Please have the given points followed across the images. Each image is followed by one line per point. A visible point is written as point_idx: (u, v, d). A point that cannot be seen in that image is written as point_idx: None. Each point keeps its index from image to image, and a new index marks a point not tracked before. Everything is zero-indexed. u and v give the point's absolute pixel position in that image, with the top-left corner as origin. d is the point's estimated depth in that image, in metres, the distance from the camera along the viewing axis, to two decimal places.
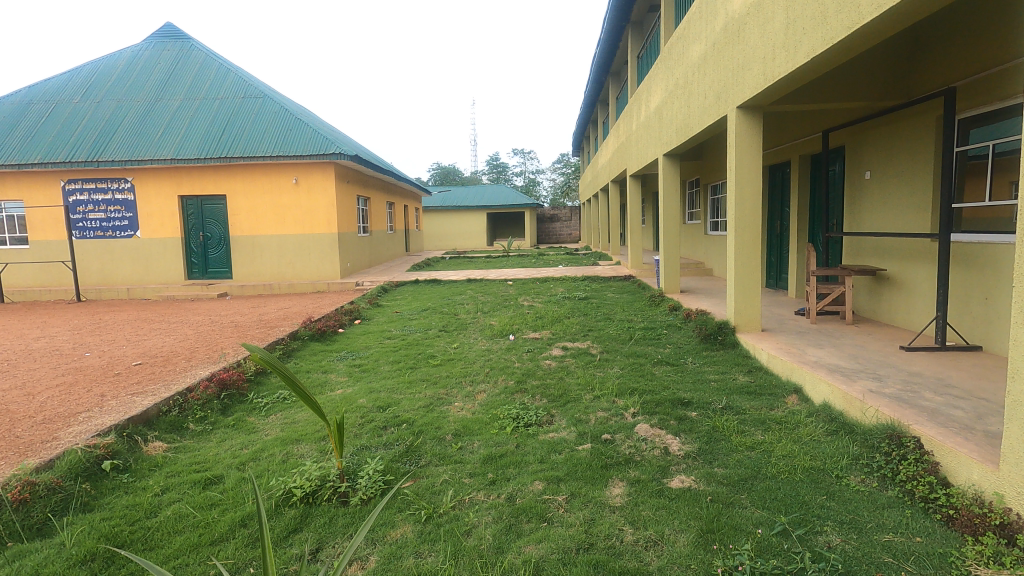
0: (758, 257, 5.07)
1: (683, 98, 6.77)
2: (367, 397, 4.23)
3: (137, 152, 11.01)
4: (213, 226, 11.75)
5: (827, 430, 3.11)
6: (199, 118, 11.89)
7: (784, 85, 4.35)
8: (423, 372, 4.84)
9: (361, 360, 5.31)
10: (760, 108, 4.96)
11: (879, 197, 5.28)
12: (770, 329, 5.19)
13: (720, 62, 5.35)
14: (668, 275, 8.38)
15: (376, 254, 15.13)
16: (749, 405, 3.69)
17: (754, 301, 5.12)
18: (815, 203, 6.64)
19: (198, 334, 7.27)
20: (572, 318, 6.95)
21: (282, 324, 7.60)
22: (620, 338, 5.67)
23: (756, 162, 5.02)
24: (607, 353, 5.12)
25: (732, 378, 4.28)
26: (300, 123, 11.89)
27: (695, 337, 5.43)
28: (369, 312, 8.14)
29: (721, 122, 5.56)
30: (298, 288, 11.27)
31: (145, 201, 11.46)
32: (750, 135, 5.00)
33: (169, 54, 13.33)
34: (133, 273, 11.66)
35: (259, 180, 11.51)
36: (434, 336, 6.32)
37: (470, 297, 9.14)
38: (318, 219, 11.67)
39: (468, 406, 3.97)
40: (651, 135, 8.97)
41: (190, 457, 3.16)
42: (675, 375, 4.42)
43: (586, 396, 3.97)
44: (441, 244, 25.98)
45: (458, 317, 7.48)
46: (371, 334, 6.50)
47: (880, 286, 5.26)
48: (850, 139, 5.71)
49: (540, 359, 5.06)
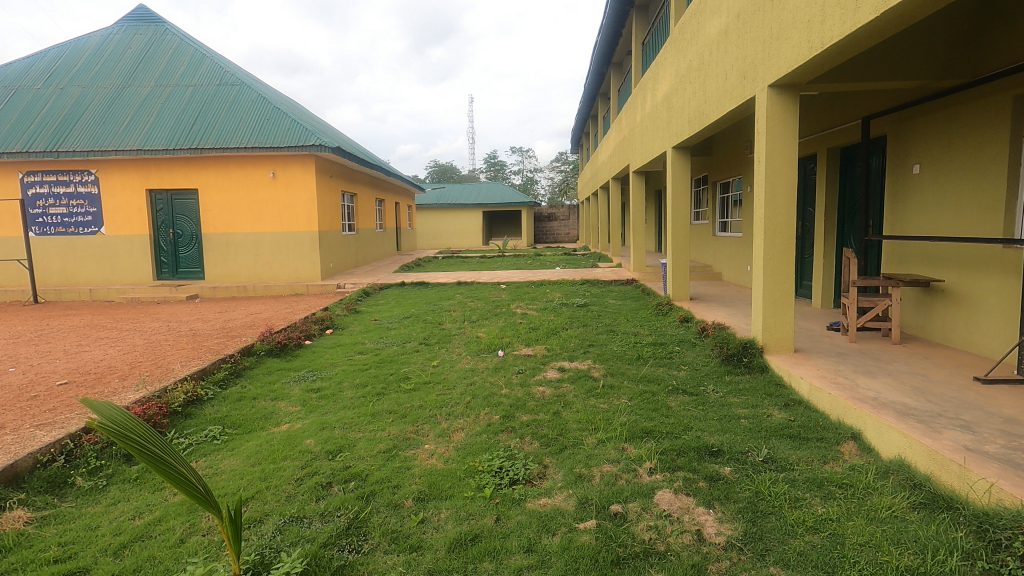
0: (790, 265, 4.29)
1: (698, 83, 5.98)
2: (317, 436, 3.43)
3: (100, 142, 10.16)
4: (184, 223, 10.92)
5: (912, 503, 2.33)
6: (170, 105, 11.04)
7: (833, 55, 3.57)
8: (392, 401, 4.03)
9: (321, 384, 4.49)
10: (796, 87, 4.16)
11: (930, 196, 4.52)
12: (803, 349, 4.39)
13: (746, 35, 4.57)
14: (677, 280, 7.55)
15: (363, 253, 14.33)
16: (795, 455, 2.90)
17: (786, 318, 4.32)
18: (845, 203, 5.88)
19: (148, 344, 6.44)
20: (571, 330, 6.15)
21: (244, 334, 6.77)
22: (625, 357, 4.88)
23: (790, 151, 4.22)
24: (612, 377, 4.33)
25: (766, 416, 3.49)
26: (278, 112, 11.07)
27: (714, 358, 4.65)
28: (344, 320, 7.33)
29: (745, 105, 4.76)
30: (274, 290, 10.47)
31: (110, 195, 10.61)
32: (784, 120, 4.19)
33: (141, 38, 12.45)
34: (97, 273, 10.81)
35: (233, 174, 10.67)
36: (412, 352, 5.51)
37: (458, 303, 8.31)
38: (298, 216, 10.85)
39: (440, 452, 3.18)
40: (658, 125, 8.17)
41: (54, 533, 2.36)
42: (696, 410, 3.62)
43: (587, 441, 3.16)
44: (434, 243, 25.17)
45: (442, 327, 6.67)
46: (341, 348, 5.69)
47: (932, 300, 4.50)
48: (890, 127, 4.94)
49: (530, 384, 4.26)
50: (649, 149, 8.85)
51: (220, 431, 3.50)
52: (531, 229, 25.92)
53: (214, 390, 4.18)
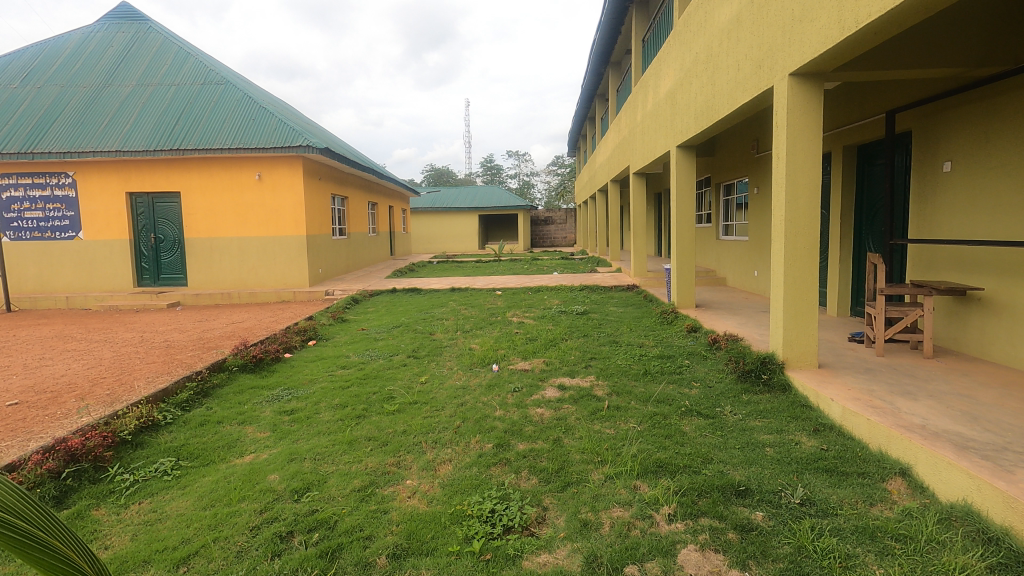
0: (815, 272, 3.88)
1: (706, 77, 5.59)
2: (284, 469, 3.00)
3: (76, 143, 9.72)
4: (166, 228, 10.48)
5: (990, 565, 1.93)
6: (152, 105, 10.61)
7: (867, 37, 3.18)
8: (373, 425, 3.60)
9: (295, 405, 4.05)
10: (821, 75, 3.77)
11: (964, 196, 4.13)
12: (827, 365, 3.99)
13: (763, 21, 4.18)
14: (682, 287, 7.15)
15: (355, 258, 13.91)
16: (837, 496, 2.48)
17: (808, 331, 3.91)
18: (864, 204, 5.50)
19: (117, 357, 5.98)
20: (571, 341, 5.73)
21: (221, 346, 6.32)
22: (632, 373, 4.46)
23: (814, 146, 3.82)
24: (617, 397, 3.92)
25: (795, 444, 3.08)
26: (265, 112, 10.67)
27: (729, 374, 4.24)
28: (329, 329, 6.89)
29: (761, 98, 4.38)
30: (260, 297, 10.03)
31: (88, 199, 10.16)
32: (807, 112, 3.80)
33: (123, 36, 12.01)
34: (75, 280, 10.36)
35: (218, 176, 10.24)
36: (399, 366, 5.08)
37: (451, 311, 7.88)
38: (284, 219, 10.43)
39: (423, 490, 2.76)
40: (660, 123, 7.79)
41: None
42: (714, 437, 3.21)
43: (594, 477, 2.75)
44: (430, 248, 24.73)
45: (434, 338, 6.24)
46: (323, 362, 5.27)
47: (967, 310, 4.11)
48: (916, 122, 4.56)
49: (527, 405, 3.84)
50: (651, 149, 8.45)
51: (173, 464, 3.06)
52: (528, 233, 25.52)
53: (174, 413, 3.74)
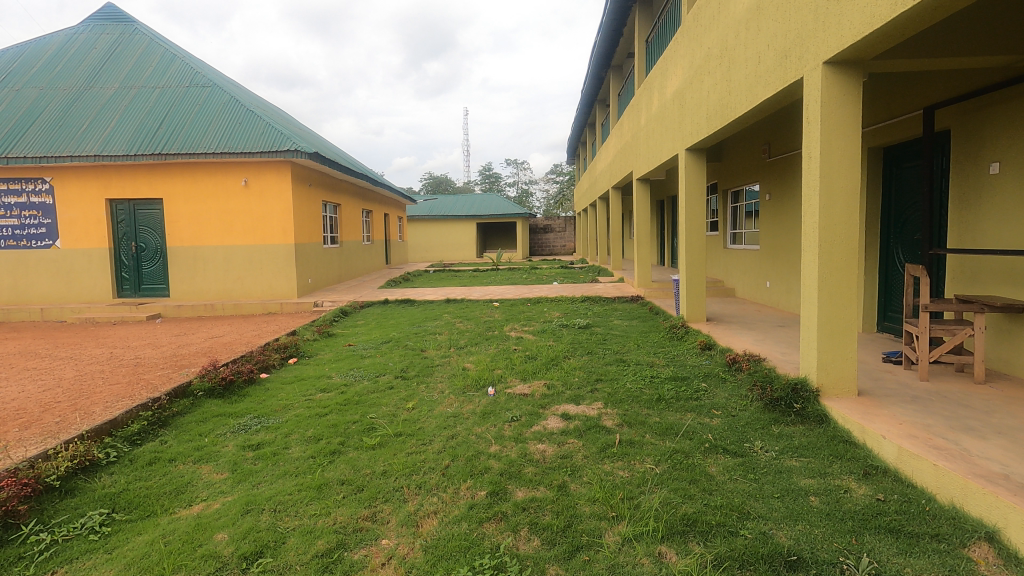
0: (854, 286, 3.42)
1: (720, 73, 5.15)
2: (236, 525, 2.50)
3: (53, 147, 9.26)
4: (148, 236, 10.00)
5: None
6: (134, 107, 10.17)
7: (925, 14, 2.71)
8: (349, 464, 3.11)
9: (262, 438, 3.56)
10: (860, 64, 3.32)
11: (1015, 201, 3.68)
12: (867, 392, 3.52)
13: (790, 5, 3.74)
14: (692, 300, 6.68)
15: (347, 267, 13.46)
16: (914, 569, 2.00)
17: (846, 354, 3.44)
18: (892, 211, 5.06)
19: (78, 377, 5.48)
20: (574, 359, 5.26)
21: (194, 364, 5.82)
22: (644, 399, 3.98)
23: (851, 144, 3.36)
24: (630, 429, 3.44)
25: (845, 493, 2.60)
26: (252, 115, 10.24)
27: (754, 402, 3.76)
28: (312, 345, 6.41)
29: (787, 93, 3.93)
30: (245, 309, 9.55)
31: (65, 206, 9.68)
32: (845, 105, 3.34)
33: (108, 38, 11.60)
34: (51, 290, 9.86)
35: (202, 182, 9.80)
36: (385, 389, 4.58)
37: (445, 324, 7.41)
38: (272, 227, 9.97)
39: (402, 554, 2.27)
40: (667, 126, 7.36)
41: None
42: (747, 482, 2.73)
43: (609, 539, 2.26)
44: (426, 256, 24.30)
45: (425, 355, 5.76)
46: (302, 385, 4.78)
47: (1022, 330, 3.65)
48: (957, 119, 4.12)
49: (527, 439, 3.36)
50: (656, 154, 8.01)
51: (104, 518, 2.56)
52: (526, 242, 25.08)
53: (120, 450, 3.24)
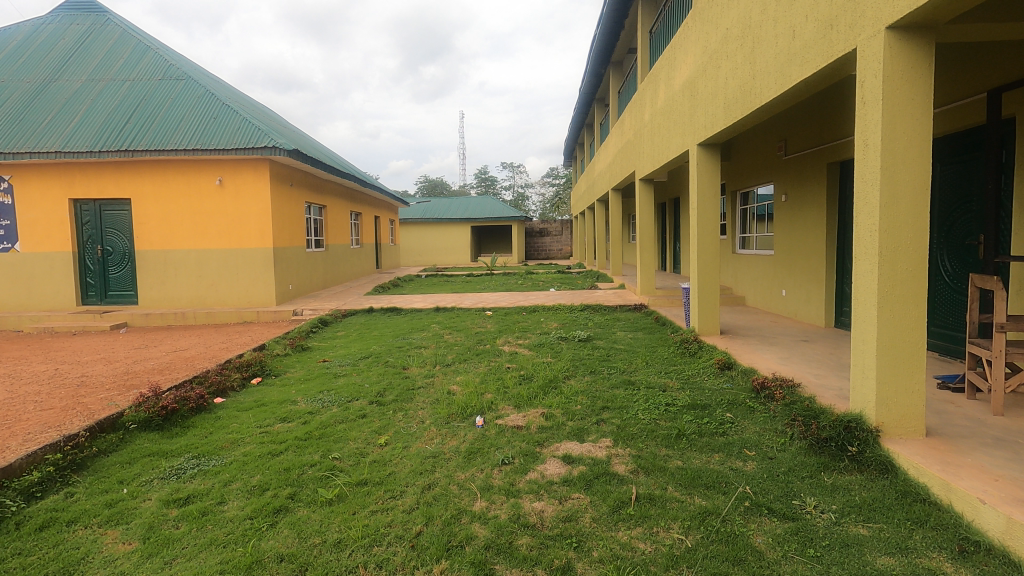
0: (922, 302, 2.78)
1: (742, 55, 4.53)
2: None
3: (11, 143, 8.57)
4: (115, 239, 9.30)
5: None
6: (102, 101, 9.49)
7: None
8: (294, 530, 2.44)
9: (195, 487, 2.89)
10: (933, 27, 2.68)
11: None
12: (935, 431, 2.88)
13: None
14: (705, 311, 6.04)
15: (333, 273, 12.80)
16: None
17: (911, 385, 2.81)
18: (938, 212, 4.43)
19: (9, 399, 4.79)
20: (575, 381, 4.61)
21: (145, 384, 5.15)
22: (662, 436, 3.32)
23: (919, 128, 2.73)
24: (647, 478, 2.79)
25: None
26: (228, 109, 9.58)
27: (795, 441, 3.12)
28: (282, 362, 5.73)
29: (830, 69, 3.29)
30: (218, 317, 8.87)
31: (25, 206, 8.98)
32: (912, 80, 2.71)
33: (77, 28, 10.91)
34: (9, 297, 9.16)
35: (173, 182, 9.13)
36: (356, 419, 3.92)
37: (432, 337, 6.76)
38: (249, 230, 9.30)
39: None
40: (674, 119, 6.74)
41: None
42: (809, 564, 2.08)
43: None
44: (418, 260, 23.70)
45: (407, 374, 5.09)
46: (260, 412, 4.11)
47: None
48: None
49: (521, 492, 2.70)
50: (662, 151, 7.38)
51: None
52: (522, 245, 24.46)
53: (6, 511, 2.57)
